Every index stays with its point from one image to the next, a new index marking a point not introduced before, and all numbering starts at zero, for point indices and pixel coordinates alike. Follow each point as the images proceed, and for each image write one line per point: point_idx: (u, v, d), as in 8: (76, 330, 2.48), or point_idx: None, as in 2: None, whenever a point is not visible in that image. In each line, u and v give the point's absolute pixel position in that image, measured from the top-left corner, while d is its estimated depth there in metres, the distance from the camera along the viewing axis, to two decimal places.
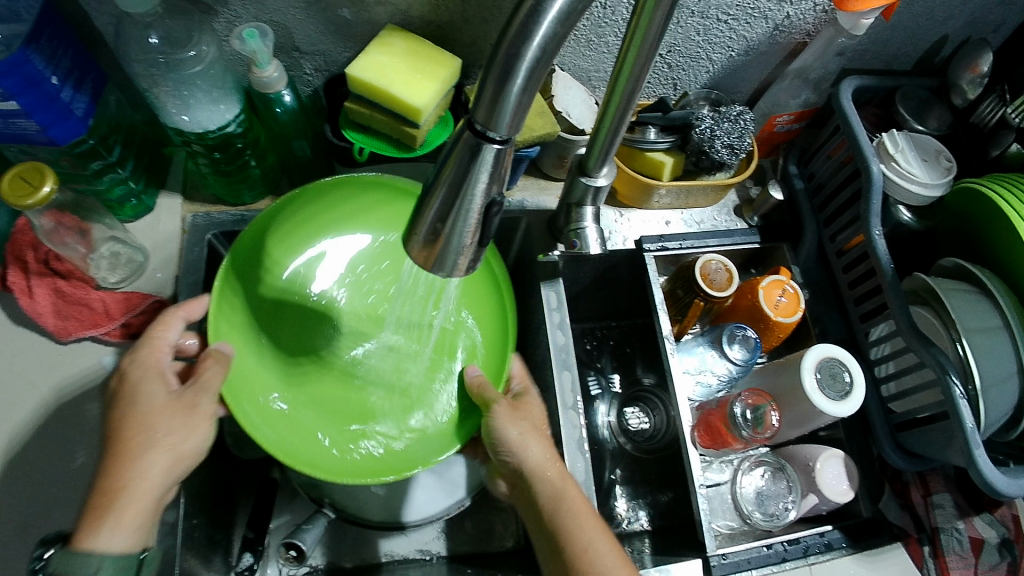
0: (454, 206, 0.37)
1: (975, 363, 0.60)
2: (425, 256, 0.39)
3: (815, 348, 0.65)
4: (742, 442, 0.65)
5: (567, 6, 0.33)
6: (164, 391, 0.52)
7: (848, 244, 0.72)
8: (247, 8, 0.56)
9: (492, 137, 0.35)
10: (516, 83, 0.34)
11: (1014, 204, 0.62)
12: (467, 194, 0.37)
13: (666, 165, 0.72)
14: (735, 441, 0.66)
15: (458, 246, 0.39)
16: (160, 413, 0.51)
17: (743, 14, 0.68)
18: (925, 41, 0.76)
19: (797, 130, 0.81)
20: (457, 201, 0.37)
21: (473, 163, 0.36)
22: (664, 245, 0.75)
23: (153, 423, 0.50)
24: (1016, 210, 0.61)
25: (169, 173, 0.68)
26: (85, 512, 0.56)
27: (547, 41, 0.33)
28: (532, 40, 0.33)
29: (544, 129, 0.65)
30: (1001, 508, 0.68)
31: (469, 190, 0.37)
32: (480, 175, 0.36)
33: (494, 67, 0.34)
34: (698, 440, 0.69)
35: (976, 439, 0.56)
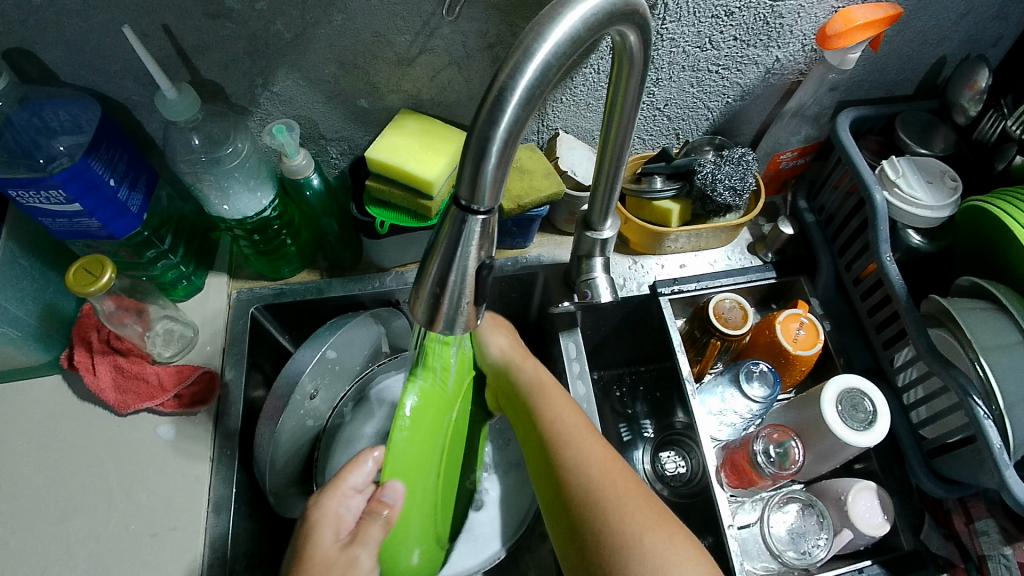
0: (450, 270, 0.42)
1: (998, 382, 0.60)
2: (433, 317, 0.44)
3: (834, 380, 0.65)
4: (767, 478, 0.66)
5: (526, 93, 0.37)
6: (333, 533, 0.53)
7: (863, 271, 0.73)
8: (276, 105, 0.63)
9: (475, 211, 0.40)
10: (490, 159, 0.38)
11: (1021, 220, 0.62)
12: (459, 259, 0.41)
13: (673, 213, 0.75)
14: (761, 478, 0.67)
15: (458, 303, 0.43)
16: (320, 559, 0.52)
17: (733, 63, 0.71)
18: (923, 66, 0.76)
19: (803, 165, 0.83)
20: (451, 266, 0.42)
21: (461, 234, 0.41)
22: (678, 287, 0.77)
23: (316, 567, 0.51)
24: (1022, 225, 0.61)
25: (216, 256, 0.75)
26: (142, 570, 0.61)
27: (513, 125, 0.38)
28: (499, 124, 0.38)
29: (550, 189, 0.69)
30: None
31: (462, 256, 0.42)
32: (470, 240, 0.41)
33: (470, 150, 0.39)
34: (726, 479, 0.70)
35: (1005, 459, 0.56)
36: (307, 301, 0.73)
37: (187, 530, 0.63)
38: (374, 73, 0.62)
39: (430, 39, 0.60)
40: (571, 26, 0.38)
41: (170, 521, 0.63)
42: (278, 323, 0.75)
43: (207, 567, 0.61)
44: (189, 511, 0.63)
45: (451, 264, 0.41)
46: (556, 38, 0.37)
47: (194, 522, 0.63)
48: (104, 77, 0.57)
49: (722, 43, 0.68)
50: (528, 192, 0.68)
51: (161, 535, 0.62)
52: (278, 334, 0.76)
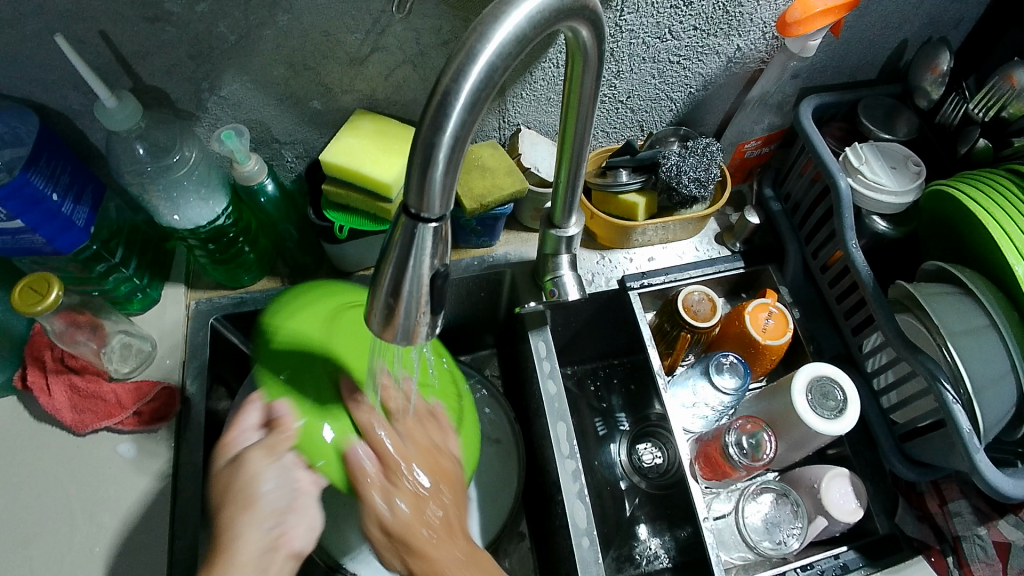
0: (403, 280, 0.40)
1: (966, 368, 0.60)
2: (388, 328, 0.43)
3: (804, 368, 0.65)
4: (740, 469, 0.66)
5: (471, 97, 0.36)
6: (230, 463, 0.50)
7: (830, 258, 0.73)
8: (225, 110, 0.61)
9: (425, 218, 0.39)
10: (438, 165, 0.37)
11: (983, 203, 0.62)
12: (412, 268, 0.40)
13: (639, 206, 0.74)
14: (734, 470, 0.66)
15: (413, 313, 0.42)
16: (224, 483, 0.49)
17: (694, 53, 0.70)
18: (884, 50, 0.76)
19: (768, 153, 0.83)
20: (404, 276, 0.40)
21: (412, 243, 0.39)
22: (647, 281, 0.76)
23: (226, 490, 0.48)
24: (985, 208, 0.62)
25: (172, 266, 0.73)
26: None
27: (460, 129, 0.37)
28: (445, 130, 0.36)
29: (513, 187, 0.67)
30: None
31: (415, 264, 0.40)
32: (422, 248, 0.40)
33: (416, 156, 0.37)
34: (700, 472, 0.70)
35: (975, 444, 0.57)
36: (268, 309, 0.71)
37: (153, 550, 0.61)
38: (326, 74, 0.60)
39: (381, 36, 0.58)
40: (516, 24, 0.37)
41: (134, 541, 0.61)
42: (240, 332, 0.73)
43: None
44: (153, 531, 0.62)
45: (404, 274, 0.40)
46: (501, 38, 0.36)
47: (159, 542, 0.61)
48: (40, 87, 0.55)
49: (682, 33, 0.67)
50: (489, 191, 0.67)
51: (125, 557, 0.61)
52: (241, 343, 0.74)
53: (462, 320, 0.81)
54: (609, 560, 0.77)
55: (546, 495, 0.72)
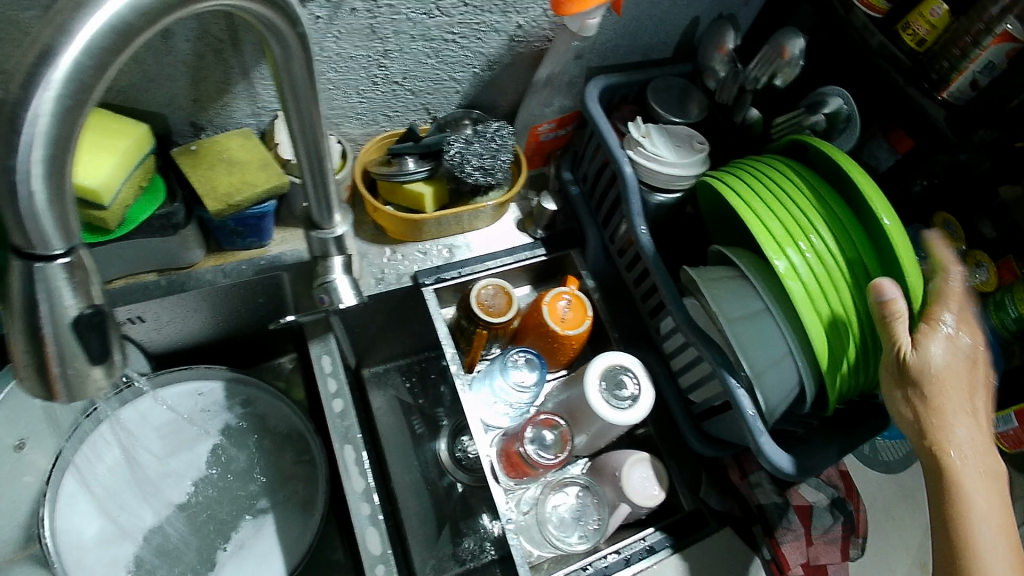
0: (35, 334, 0.33)
1: (743, 351, 0.60)
2: (48, 386, 0.35)
3: (597, 358, 0.64)
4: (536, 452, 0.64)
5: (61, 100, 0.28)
6: None
7: (625, 242, 0.71)
8: None
9: (44, 255, 0.31)
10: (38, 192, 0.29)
11: (746, 191, 0.62)
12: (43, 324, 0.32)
13: (427, 196, 0.69)
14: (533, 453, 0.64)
15: (77, 367, 0.34)
16: None
17: (470, 30, 0.65)
18: (675, 28, 0.77)
19: (566, 135, 0.78)
20: (36, 328, 0.33)
21: (34, 288, 0.32)
22: (440, 276, 0.71)
23: None
24: (747, 199, 0.61)
25: None
26: None
27: (56, 123, 0.29)
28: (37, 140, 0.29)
29: (268, 183, 0.59)
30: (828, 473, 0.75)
31: (47, 311, 0.33)
32: (56, 293, 0.33)
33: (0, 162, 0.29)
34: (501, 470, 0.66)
35: (758, 427, 0.59)
36: None
37: None
38: (3, 57, 0.50)
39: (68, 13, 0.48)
40: (112, 14, 0.29)
41: None
42: None
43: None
44: None
45: (36, 322, 0.32)
46: (96, 27, 0.28)
47: None
48: None
49: (451, 9, 0.61)
50: (238, 188, 0.58)
51: None
52: None
53: (247, 331, 0.74)
54: (429, 566, 0.75)
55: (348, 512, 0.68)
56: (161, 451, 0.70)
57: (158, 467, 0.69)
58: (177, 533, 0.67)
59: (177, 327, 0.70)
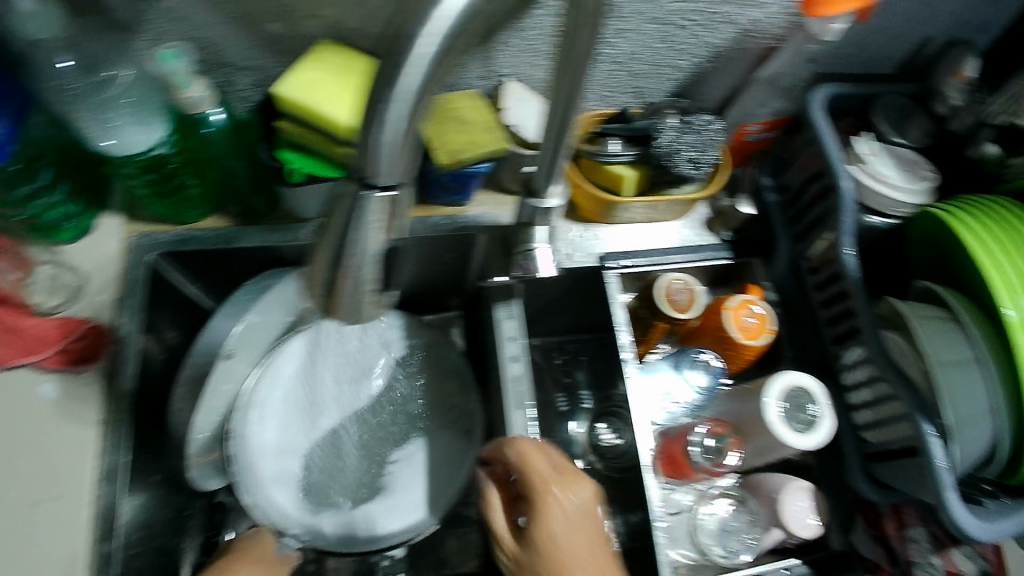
0: (344, 253, 0.36)
1: (947, 398, 0.57)
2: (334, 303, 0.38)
3: (780, 377, 0.61)
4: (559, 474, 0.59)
5: (441, 44, 0.31)
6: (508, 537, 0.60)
7: (820, 260, 0.68)
8: (168, 24, 0.54)
9: (373, 184, 0.34)
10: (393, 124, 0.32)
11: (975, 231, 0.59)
12: (356, 242, 0.35)
13: (627, 179, 0.69)
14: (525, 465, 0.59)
15: None
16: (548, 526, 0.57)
17: (706, 19, 0.64)
18: (906, 43, 0.72)
19: (770, 139, 0.75)
20: (346, 247, 0.36)
21: (356, 211, 0.35)
22: (628, 262, 0.72)
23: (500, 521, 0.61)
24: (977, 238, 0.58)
25: (109, 194, 0.66)
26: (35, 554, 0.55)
27: (425, 68, 0.31)
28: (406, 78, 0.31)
29: (493, 146, 0.61)
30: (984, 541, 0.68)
31: (359, 235, 0.36)
32: (369, 219, 0.35)
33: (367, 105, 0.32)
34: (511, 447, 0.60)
35: (947, 480, 0.55)
36: (211, 250, 0.66)
37: None
38: (293, 9, 0.54)
39: None
40: None
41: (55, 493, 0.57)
42: (185, 272, 0.67)
43: (111, 554, 0.57)
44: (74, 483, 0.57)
45: (348, 244, 0.35)
46: None
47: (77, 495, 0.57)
48: None
49: None
50: (466, 147, 0.61)
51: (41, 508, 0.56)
52: (184, 285, 0.68)
53: (425, 284, 0.77)
54: None
55: None
56: (334, 382, 0.72)
57: (330, 397, 0.71)
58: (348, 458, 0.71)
59: None
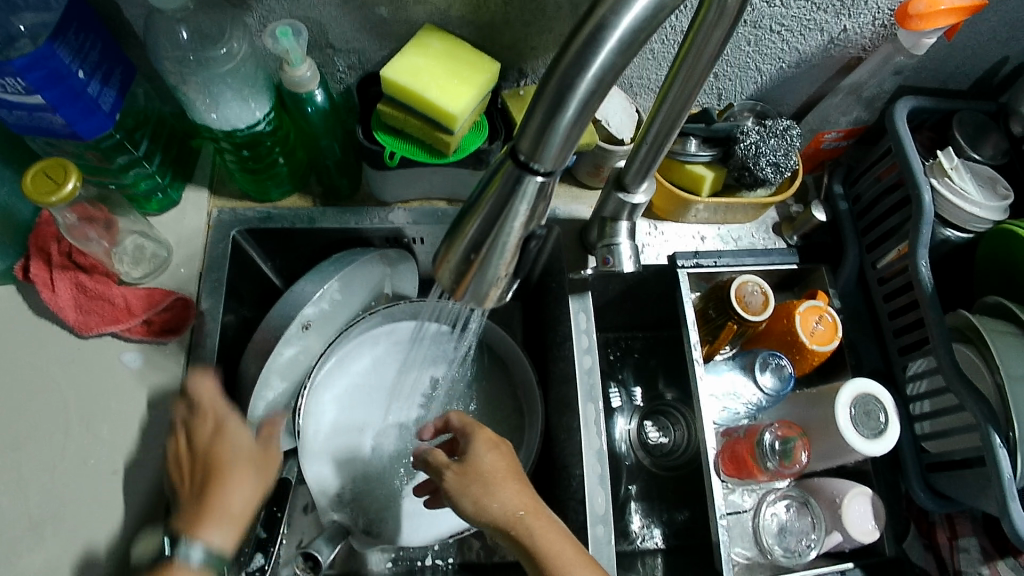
0: (492, 233, 0.37)
1: (1019, 412, 0.58)
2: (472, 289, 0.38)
3: (850, 384, 0.62)
4: (477, 438, 0.57)
5: (628, 34, 0.31)
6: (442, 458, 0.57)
7: (890, 271, 0.69)
8: (280, 1, 0.54)
9: (534, 170, 0.34)
10: (567, 113, 0.32)
11: None
12: (507, 224, 0.36)
13: (706, 179, 0.70)
14: (473, 428, 0.59)
15: None
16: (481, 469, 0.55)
17: (799, 25, 0.64)
18: (985, 62, 0.73)
19: (845, 147, 0.77)
20: (495, 228, 0.36)
21: (512, 194, 0.35)
22: (698, 262, 0.71)
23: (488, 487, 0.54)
24: None
25: (195, 167, 0.66)
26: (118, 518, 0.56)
27: (613, 58, 0.31)
28: (588, 70, 0.31)
29: (582, 140, 0.64)
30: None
31: (508, 219, 0.36)
32: (523, 204, 0.36)
33: (544, 93, 0.32)
34: (455, 415, 0.60)
35: (1012, 490, 0.57)
36: (295, 230, 0.65)
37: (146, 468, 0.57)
38: None
39: None
40: None
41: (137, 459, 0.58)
42: (263, 250, 0.67)
43: None
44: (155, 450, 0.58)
45: (498, 225, 0.36)
46: None
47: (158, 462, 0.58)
48: None
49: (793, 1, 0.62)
50: None
51: (124, 473, 0.57)
52: (261, 261, 0.68)
53: None
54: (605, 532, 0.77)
55: (554, 463, 0.71)
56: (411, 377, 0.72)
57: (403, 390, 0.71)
58: None
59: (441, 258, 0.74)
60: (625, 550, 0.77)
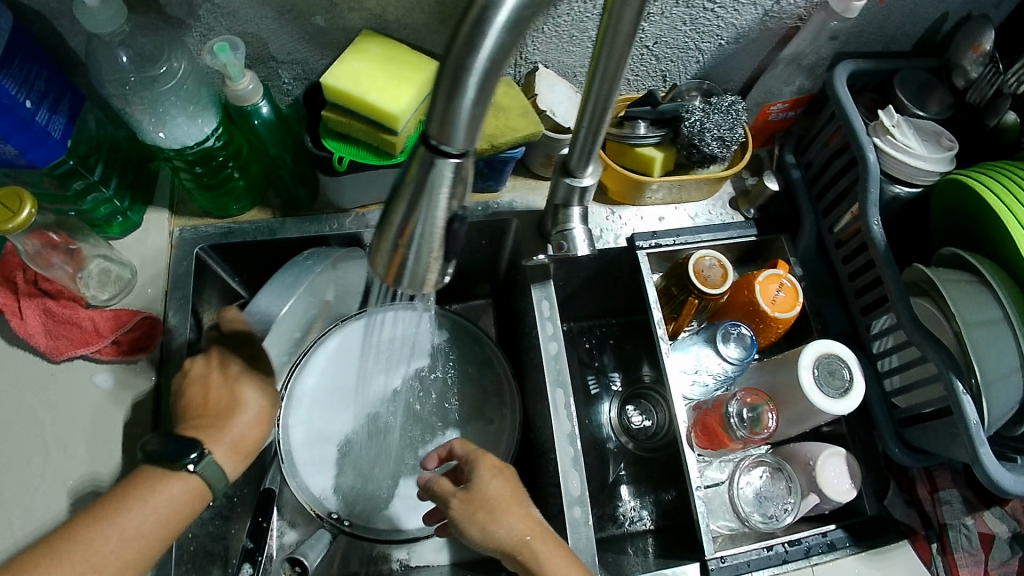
0: (418, 216, 0.38)
1: (978, 358, 0.59)
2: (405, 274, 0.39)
3: (812, 345, 0.63)
4: (481, 465, 0.58)
5: (512, 15, 0.32)
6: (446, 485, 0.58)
7: (846, 234, 0.70)
8: (218, 19, 0.56)
9: (445, 152, 0.35)
10: (466, 93, 0.33)
11: (1002, 195, 0.61)
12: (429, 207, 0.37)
13: (656, 161, 0.71)
14: (475, 454, 0.60)
15: None
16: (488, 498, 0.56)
17: (730, 1, 0.66)
18: (925, 21, 0.74)
19: (793, 118, 0.78)
20: (419, 212, 0.37)
21: (429, 178, 0.36)
22: (657, 241, 0.73)
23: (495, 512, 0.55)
24: (1004, 201, 0.60)
25: (155, 189, 0.68)
26: None
27: (504, 35, 0.33)
28: (480, 50, 0.33)
29: (527, 130, 0.63)
30: (1011, 503, 0.69)
31: (430, 202, 0.37)
32: (442, 185, 0.37)
33: (444, 73, 0.34)
34: (458, 444, 0.61)
35: (980, 436, 0.58)
36: (257, 242, 0.67)
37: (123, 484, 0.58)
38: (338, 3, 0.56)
39: None
40: None
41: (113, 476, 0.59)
42: (228, 264, 0.69)
43: None
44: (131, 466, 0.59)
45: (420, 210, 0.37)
46: None
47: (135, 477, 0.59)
48: None
49: None
50: (502, 131, 0.63)
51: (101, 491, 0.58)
52: (227, 276, 0.70)
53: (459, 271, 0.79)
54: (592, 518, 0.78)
55: (532, 451, 0.72)
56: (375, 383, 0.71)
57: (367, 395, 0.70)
58: None
59: None
60: (613, 534, 0.77)
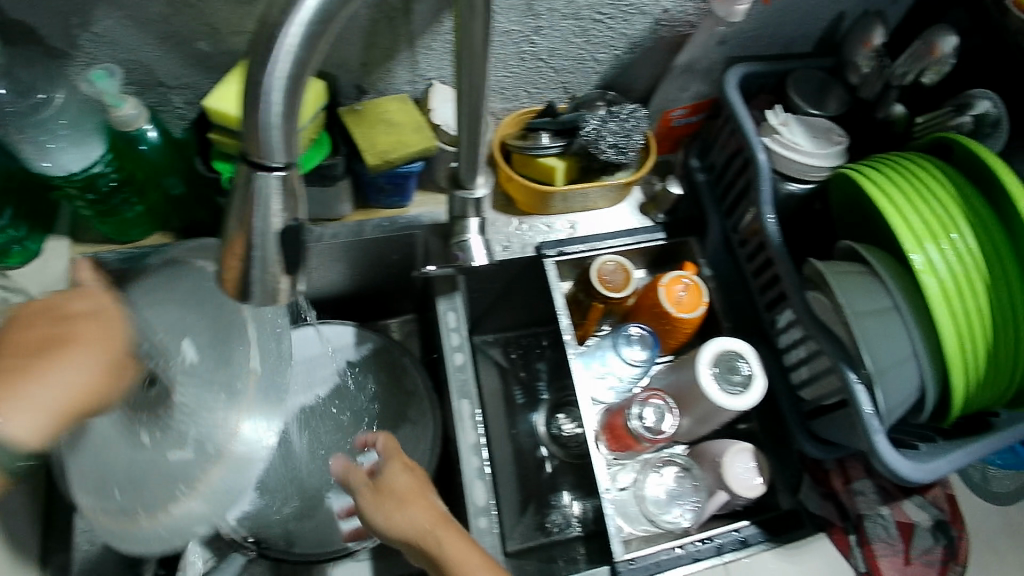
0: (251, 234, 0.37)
1: (868, 347, 0.59)
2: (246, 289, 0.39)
3: (709, 343, 0.64)
4: (394, 461, 0.58)
5: (303, 32, 0.33)
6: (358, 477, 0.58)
7: (747, 232, 0.71)
8: (99, 48, 0.57)
9: (268, 166, 0.36)
10: (272, 107, 0.34)
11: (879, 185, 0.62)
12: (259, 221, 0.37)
13: (558, 170, 0.72)
14: (391, 449, 0.60)
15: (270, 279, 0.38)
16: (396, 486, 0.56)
17: (618, 12, 0.67)
18: (820, 22, 0.75)
19: (697, 123, 0.80)
20: (252, 232, 0.37)
21: (255, 192, 0.37)
22: (562, 249, 0.74)
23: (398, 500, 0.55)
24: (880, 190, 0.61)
25: (57, 218, 0.69)
26: None
27: (302, 48, 0.33)
28: (276, 66, 0.33)
29: (420, 145, 0.64)
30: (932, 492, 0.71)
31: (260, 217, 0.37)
32: (270, 200, 0.37)
33: (250, 87, 0.34)
34: (380, 437, 0.61)
35: (873, 425, 0.58)
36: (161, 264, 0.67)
37: None
38: (215, 28, 0.57)
39: None
40: None
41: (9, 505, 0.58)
42: None
43: None
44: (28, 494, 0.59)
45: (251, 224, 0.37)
46: None
47: None
48: None
49: None
50: (394, 147, 0.63)
51: None
52: None
53: (376, 286, 0.80)
54: (520, 528, 0.77)
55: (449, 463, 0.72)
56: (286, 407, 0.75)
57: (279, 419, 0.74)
58: (303, 463, 0.72)
59: (320, 276, 0.76)
60: (541, 543, 0.76)
